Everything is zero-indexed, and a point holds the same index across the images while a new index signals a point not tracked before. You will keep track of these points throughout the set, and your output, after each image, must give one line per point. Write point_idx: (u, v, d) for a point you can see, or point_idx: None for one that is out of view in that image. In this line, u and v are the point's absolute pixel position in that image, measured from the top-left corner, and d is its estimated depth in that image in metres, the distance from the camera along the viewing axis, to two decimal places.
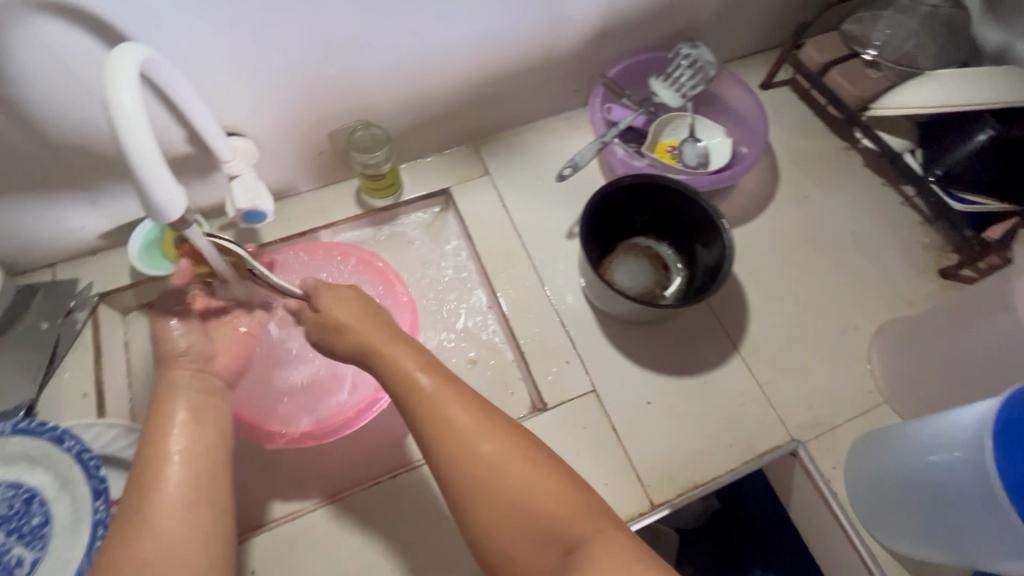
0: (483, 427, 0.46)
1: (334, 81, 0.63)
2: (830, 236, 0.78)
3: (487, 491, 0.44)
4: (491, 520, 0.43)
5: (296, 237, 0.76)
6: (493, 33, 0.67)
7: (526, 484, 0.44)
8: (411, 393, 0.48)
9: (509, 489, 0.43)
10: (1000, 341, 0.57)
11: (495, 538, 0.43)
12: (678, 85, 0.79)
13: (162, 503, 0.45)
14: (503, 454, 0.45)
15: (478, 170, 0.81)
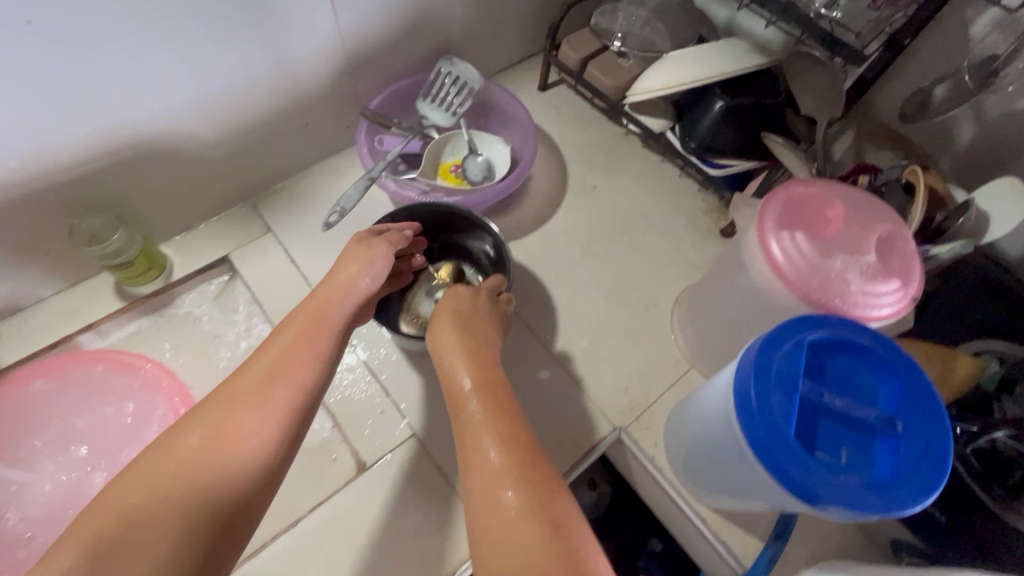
0: (487, 430, 0.43)
1: (21, 175, 0.55)
2: (621, 221, 0.82)
3: (481, 496, 0.40)
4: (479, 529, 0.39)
5: (51, 349, 0.66)
6: (217, 87, 0.62)
7: (503, 481, 0.40)
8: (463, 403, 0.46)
9: (487, 494, 0.39)
10: (747, 298, 0.61)
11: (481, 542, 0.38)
12: (446, 105, 0.77)
13: (161, 461, 0.38)
14: (503, 449, 0.42)
15: (261, 227, 0.76)
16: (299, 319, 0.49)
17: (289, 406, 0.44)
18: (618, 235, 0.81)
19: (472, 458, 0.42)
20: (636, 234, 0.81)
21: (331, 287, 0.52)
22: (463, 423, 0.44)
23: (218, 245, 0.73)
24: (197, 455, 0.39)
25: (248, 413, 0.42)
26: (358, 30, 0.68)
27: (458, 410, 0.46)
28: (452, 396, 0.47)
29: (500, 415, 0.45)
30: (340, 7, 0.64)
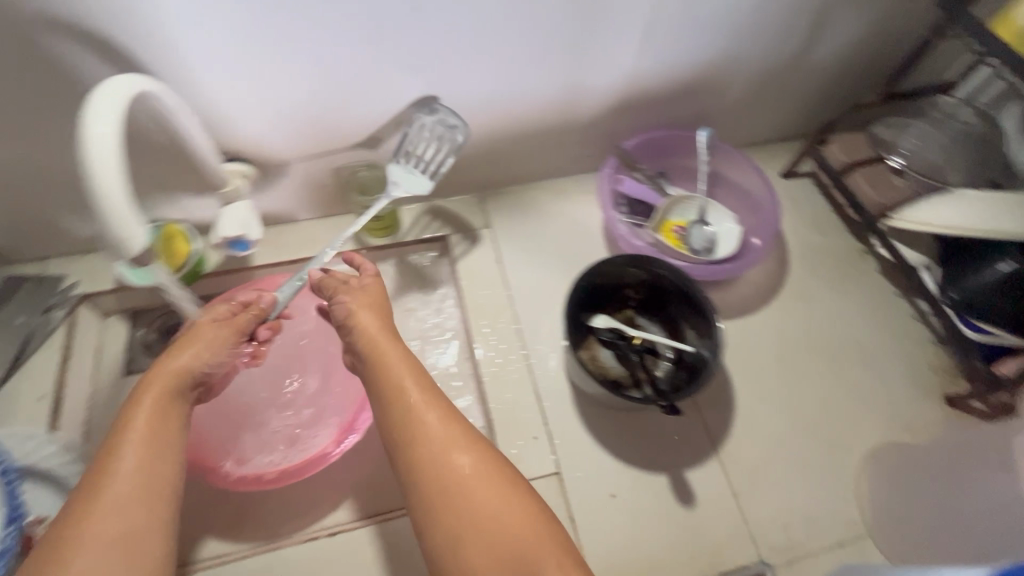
0: (456, 450, 0.48)
1: (340, 122, 0.63)
2: (831, 342, 0.75)
3: (450, 489, 0.46)
4: (434, 513, 0.46)
5: (287, 264, 0.75)
6: (511, 93, 0.66)
7: (484, 496, 0.46)
8: (411, 397, 0.51)
9: (474, 498, 0.46)
10: None
11: (444, 532, 0.45)
12: (419, 161, 0.66)
13: (107, 498, 0.43)
14: (483, 475, 0.47)
15: (480, 222, 0.80)
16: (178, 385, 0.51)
17: (162, 453, 0.47)
18: (823, 357, 0.74)
19: (433, 458, 0.48)
20: (845, 364, 0.73)
21: (185, 352, 0.52)
22: (414, 423, 0.49)
23: (444, 224, 0.79)
24: (135, 492, 0.44)
25: (149, 462, 0.46)
26: (648, 76, 0.69)
27: (390, 397, 0.51)
28: (395, 382, 0.52)
29: (456, 423, 0.50)
30: (646, 53, 0.65)
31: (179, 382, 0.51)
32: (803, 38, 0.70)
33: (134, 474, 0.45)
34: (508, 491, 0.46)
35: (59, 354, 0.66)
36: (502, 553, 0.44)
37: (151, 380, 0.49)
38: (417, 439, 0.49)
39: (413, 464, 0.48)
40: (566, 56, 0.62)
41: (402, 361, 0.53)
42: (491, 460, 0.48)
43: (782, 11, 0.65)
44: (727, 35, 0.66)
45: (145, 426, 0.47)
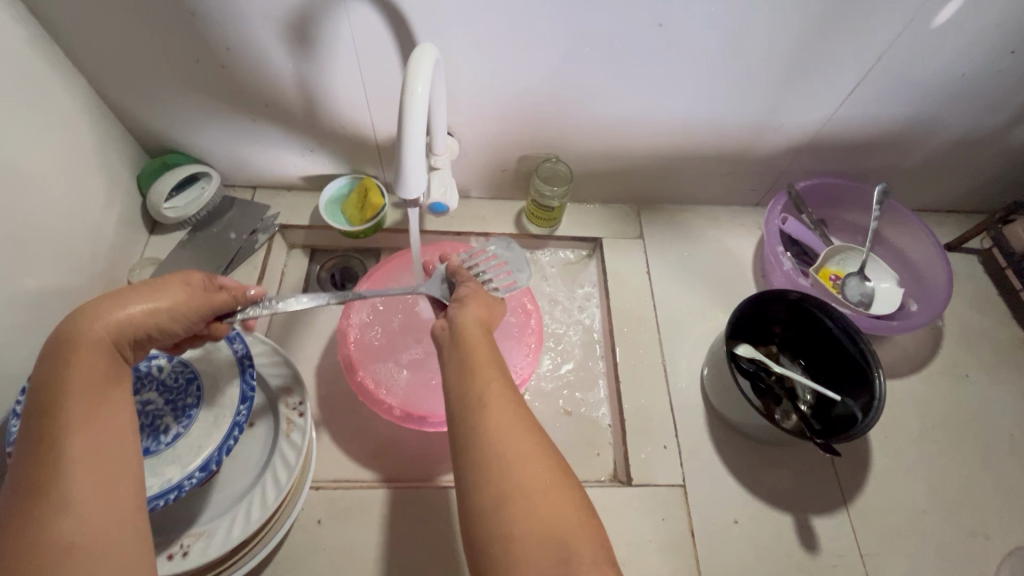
0: (517, 435, 0.41)
1: (547, 116, 0.68)
2: (983, 427, 0.71)
3: (507, 466, 0.40)
4: (481, 489, 0.39)
5: (453, 234, 0.81)
6: (708, 116, 0.69)
7: (540, 480, 0.39)
8: (475, 378, 0.45)
9: (529, 484, 0.39)
10: None
11: (491, 511, 0.39)
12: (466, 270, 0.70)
13: (69, 458, 0.38)
14: (534, 460, 0.40)
15: (633, 231, 0.83)
16: (101, 337, 0.43)
17: (109, 386, 0.43)
18: (972, 440, 0.70)
19: (495, 433, 0.41)
20: (996, 453, 0.70)
21: (102, 316, 0.44)
22: (483, 401, 0.43)
23: (600, 228, 0.82)
24: (99, 446, 0.40)
25: (101, 408, 0.41)
26: (844, 122, 0.70)
27: (459, 376, 0.46)
28: (469, 358, 0.47)
29: (525, 413, 0.43)
30: (852, 99, 0.67)
31: (124, 331, 0.44)
32: (1016, 112, 0.69)
33: (85, 424, 0.40)
34: (563, 491, 0.40)
35: (257, 271, 0.75)
36: (545, 553, 0.36)
37: (90, 330, 0.43)
38: (485, 411, 0.43)
39: (476, 438, 0.41)
40: (776, 90, 0.65)
41: (481, 341, 0.49)
42: (545, 449, 0.42)
43: (1005, 80, 0.65)
44: (938, 96, 0.67)
45: (87, 369, 0.42)
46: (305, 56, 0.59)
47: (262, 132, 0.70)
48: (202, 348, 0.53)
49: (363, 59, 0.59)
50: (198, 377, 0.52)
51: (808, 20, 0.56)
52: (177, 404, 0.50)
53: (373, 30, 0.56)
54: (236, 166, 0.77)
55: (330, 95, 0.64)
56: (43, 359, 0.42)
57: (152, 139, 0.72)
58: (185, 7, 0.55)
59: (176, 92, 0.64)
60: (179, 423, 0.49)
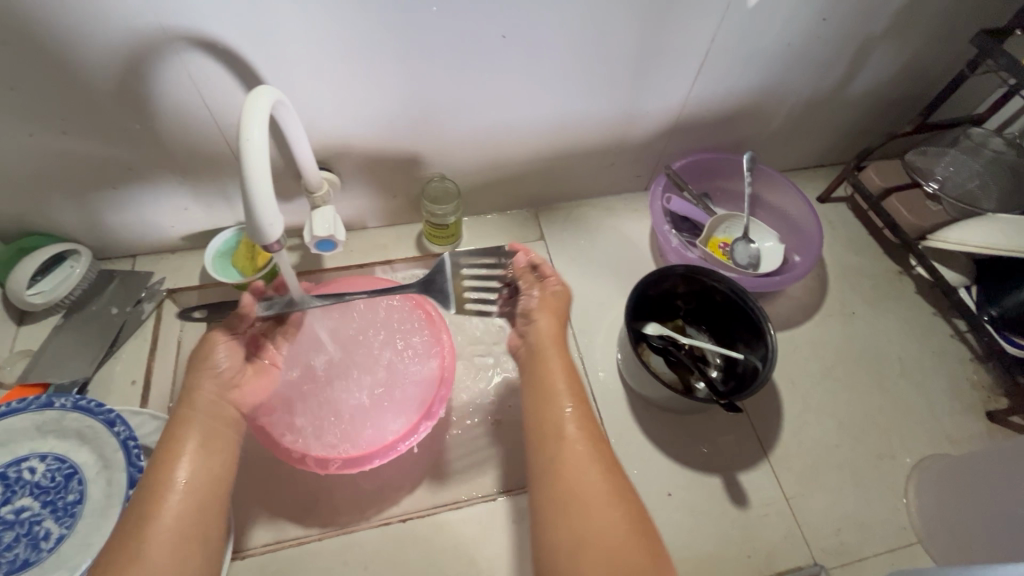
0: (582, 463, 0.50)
1: (420, 138, 0.69)
2: (874, 357, 0.78)
3: (559, 484, 0.49)
4: (543, 497, 0.50)
5: (356, 268, 0.80)
6: (575, 115, 0.72)
7: (599, 504, 0.47)
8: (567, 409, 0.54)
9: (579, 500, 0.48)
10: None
11: (554, 524, 0.48)
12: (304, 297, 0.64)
13: (146, 554, 0.43)
14: (585, 484, 0.49)
15: (534, 234, 0.85)
16: (197, 415, 0.51)
17: (205, 503, 0.48)
18: (867, 370, 0.76)
19: (609, 462, 0.51)
20: (889, 377, 0.76)
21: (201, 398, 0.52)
22: (564, 432, 0.52)
23: (501, 236, 0.84)
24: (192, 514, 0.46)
25: (189, 507, 0.46)
26: (699, 102, 0.75)
27: (550, 403, 0.55)
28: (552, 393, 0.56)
29: (603, 448, 0.51)
30: (701, 80, 0.72)
31: (203, 417, 0.51)
32: (843, 71, 0.76)
33: (180, 515, 0.46)
34: (622, 511, 0.47)
35: (147, 343, 0.71)
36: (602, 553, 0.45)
37: (184, 418, 0.50)
38: (562, 450, 0.51)
39: (550, 467, 0.51)
40: (631, 82, 0.69)
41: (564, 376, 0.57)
42: (615, 486, 0.49)
43: (825, 45, 0.72)
44: (774, 66, 0.73)
45: (180, 471, 0.47)
46: (149, 111, 0.57)
47: (126, 197, 0.67)
48: (78, 439, 0.49)
49: (213, 106, 0.58)
50: (77, 470, 0.48)
51: (638, 16, 0.60)
52: (57, 504, 0.47)
53: (215, 76, 0.55)
54: (107, 237, 0.72)
55: (192, 150, 0.62)
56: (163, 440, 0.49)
57: (5, 225, 0.67)
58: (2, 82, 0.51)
59: (18, 172, 0.60)
60: (61, 525, 0.46)
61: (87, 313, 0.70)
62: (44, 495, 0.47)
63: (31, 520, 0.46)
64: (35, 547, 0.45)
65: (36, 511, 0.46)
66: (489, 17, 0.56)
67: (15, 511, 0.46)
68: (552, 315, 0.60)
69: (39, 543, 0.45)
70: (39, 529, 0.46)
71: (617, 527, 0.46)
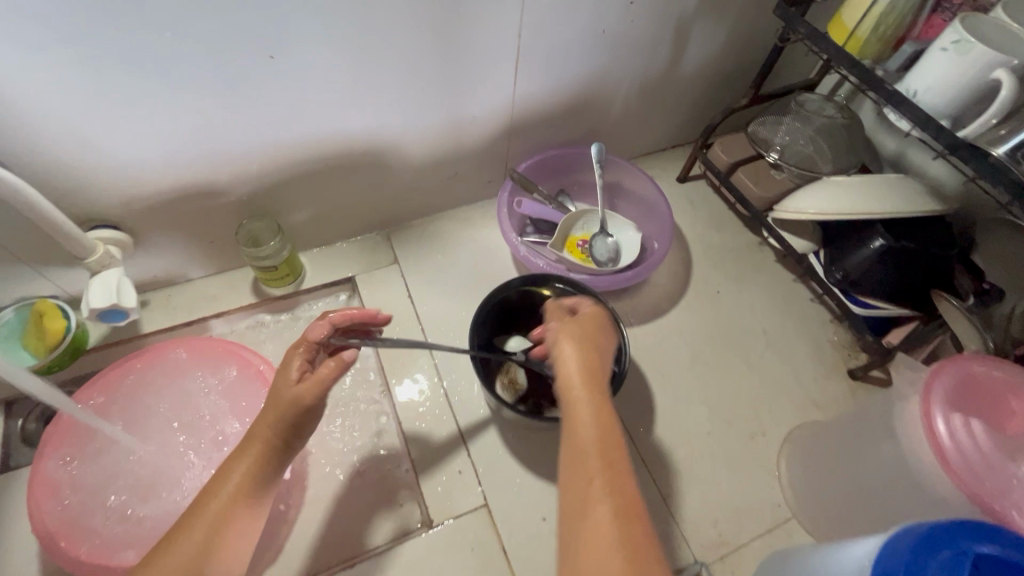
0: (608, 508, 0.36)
1: (217, 174, 0.61)
2: (740, 334, 0.78)
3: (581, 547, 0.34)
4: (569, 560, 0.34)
5: (182, 327, 0.71)
6: (395, 129, 0.66)
7: None
8: (588, 464, 0.38)
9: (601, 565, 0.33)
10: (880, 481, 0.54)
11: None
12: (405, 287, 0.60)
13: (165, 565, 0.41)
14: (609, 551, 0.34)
15: (387, 259, 0.79)
16: (264, 437, 0.47)
17: (240, 520, 0.45)
18: (734, 349, 0.76)
19: (627, 547, 0.33)
20: (755, 352, 0.77)
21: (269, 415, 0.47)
22: (588, 479, 0.37)
23: (349, 266, 0.78)
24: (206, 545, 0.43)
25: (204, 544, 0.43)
26: (530, 99, 0.72)
27: (575, 457, 0.39)
28: (570, 410, 0.42)
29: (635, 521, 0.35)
30: (524, 77, 0.68)
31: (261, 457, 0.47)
32: (668, 53, 0.75)
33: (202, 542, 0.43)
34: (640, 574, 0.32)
35: None
36: None
37: (243, 455, 0.47)
38: (587, 514, 0.35)
39: (569, 548, 0.35)
40: (443, 88, 0.64)
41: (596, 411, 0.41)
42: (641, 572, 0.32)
43: (642, 29, 0.70)
44: (596, 55, 0.70)
45: (238, 470, 0.46)
46: None
47: None
48: None
49: None
50: None
51: (427, 19, 0.55)
52: None
53: None
54: None
55: None
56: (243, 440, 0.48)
57: None
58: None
59: None
60: None
61: None
62: None
63: None
64: None
65: None
66: (244, 34, 0.49)
67: None
68: (580, 325, 0.48)
69: None
70: None
71: None
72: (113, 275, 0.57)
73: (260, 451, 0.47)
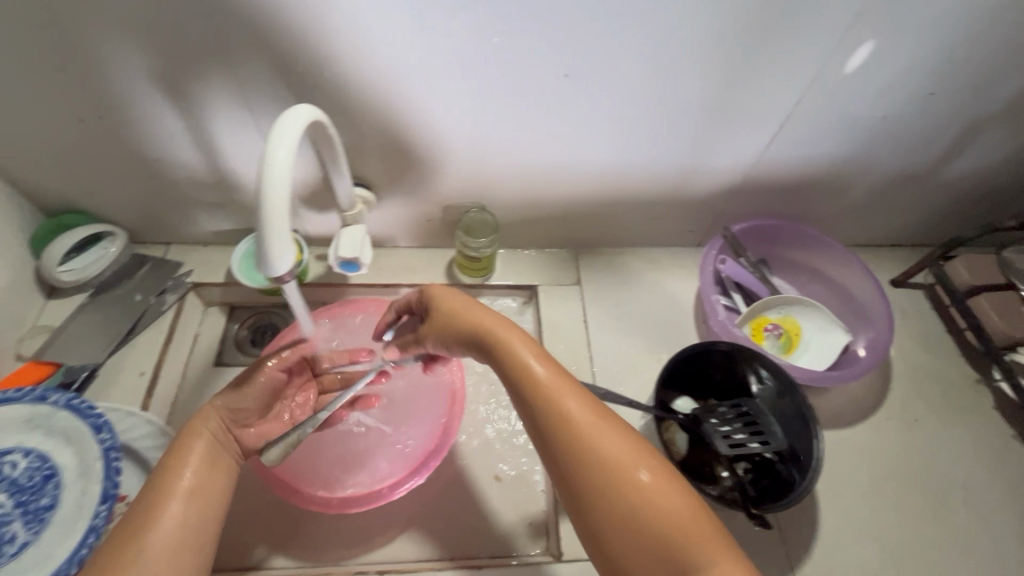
0: (606, 436, 0.41)
1: (466, 164, 0.65)
2: (934, 478, 0.68)
3: (610, 473, 0.40)
4: (593, 502, 0.40)
5: (380, 287, 0.77)
6: (633, 160, 0.66)
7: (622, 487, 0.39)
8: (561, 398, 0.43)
9: (642, 490, 0.39)
10: None
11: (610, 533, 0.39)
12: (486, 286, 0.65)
13: (148, 546, 0.40)
14: (628, 458, 0.40)
15: (570, 278, 0.80)
16: (220, 406, 0.51)
17: (210, 491, 0.45)
18: (923, 492, 0.67)
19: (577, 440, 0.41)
20: (948, 504, 0.67)
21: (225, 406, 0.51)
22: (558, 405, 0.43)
23: (535, 275, 0.79)
24: (183, 525, 0.42)
25: (194, 504, 0.44)
26: (774, 164, 0.68)
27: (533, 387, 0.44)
28: (519, 362, 0.46)
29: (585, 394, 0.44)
30: (779, 141, 0.65)
31: (212, 430, 0.48)
32: (940, 152, 0.68)
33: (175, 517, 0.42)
34: (676, 491, 0.40)
35: (162, 335, 0.69)
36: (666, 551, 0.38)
37: (188, 434, 0.47)
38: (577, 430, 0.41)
39: (570, 443, 0.41)
40: (697, 135, 0.63)
41: (517, 334, 0.48)
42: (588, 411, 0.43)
43: (927, 120, 0.63)
44: (863, 136, 0.65)
45: (189, 448, 0.46)
46: (195, 109, 0.56)
47: (164, 189, 0.67)
48: (64, 439, 0.47)
49: (258, 112, 0.57)
50: (57, 473, 0.46)
51: (719, 70, 0.55)
52: (28, 506, 0.44)
53: (262, 81, 0.53)
54: (142, 223, 0.72)
55: (232, 149, 0.61)
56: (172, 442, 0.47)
57: (47, 199, 0.67)
58: (41, 53, 0.50)
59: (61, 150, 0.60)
60: (27, 530, 0.43)
61: (114, 296, 0.70)
62: (17, 493, 0.45)
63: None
64: None
65: (5, 510, 0.44)
66: (552, 52, 0.52)
67: None
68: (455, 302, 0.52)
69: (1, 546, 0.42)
70: (5, 532, 0.43)
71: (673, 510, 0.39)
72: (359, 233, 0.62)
73: (208, 432, 0.48)
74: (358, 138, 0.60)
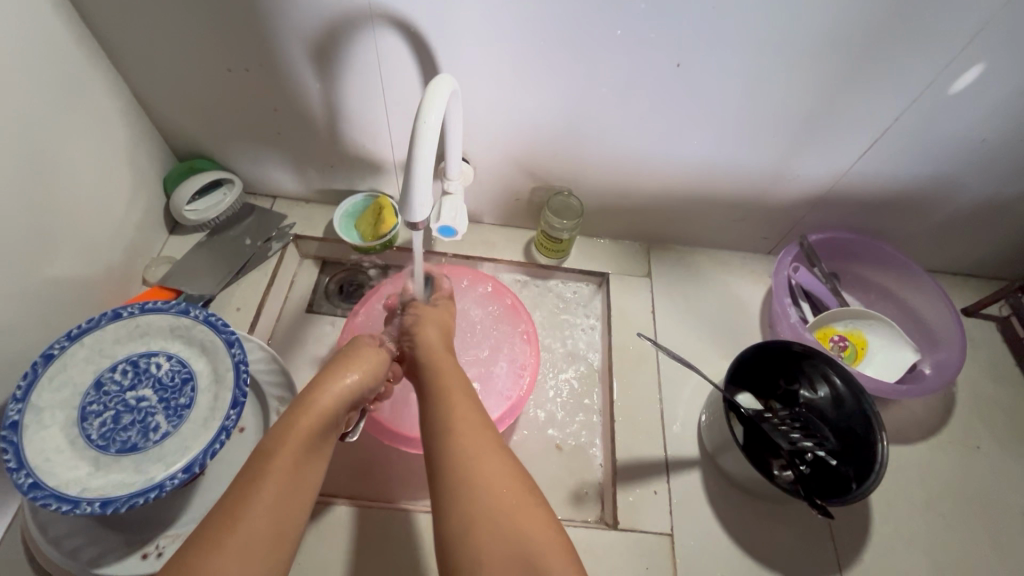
0: (487, 455, 0.44)
1: (563, 149, 0.69)
2: (992, 504, 0.69)
3: (476, 487, 0.42)
4: (454, 501, 0.42)
5: (462, 258, 0.82)
6: (722, 161, 0.69)
7: (504, 491, 0.42)
8: (454, 401, 0.48)
9: (498, 498, 0.41)
10: None
11: (471, 549, 0.40)
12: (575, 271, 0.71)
13: (246, 520, 0.39)
14: (504, 481, 0.43)
15: (641, 269, 0.83)
16: (342, 389, 0.50)
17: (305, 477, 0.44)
18: (980, 518, 0.68)
19: (471, 441, 0.45)
20: (1004, 530, 0.67)
21: (334, 386, 0.49)
22: (443, 393, 0.49)
23: (608, 263, 0.83)
24: (280, 502, 0.41)
25: (281, 500, 0.41)
26: (860, 178, 0.70)
27: (441, 394, 0.49)
28: (446, 395, 0.49)
29: (473, 403, 0.49)
30: (868, 156, 0.67)
31: (319, 428, 0.46)
32: None
33: (273, 501, 0.41)
34: (530, 506, 0.42)
35: (266, 278, 0.76)
36: (490, 528, 0.40)
37: (293, 426, 0.45)
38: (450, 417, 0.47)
39: (445, 429, 0.46)
40: (790, 141, 0.65)
41: (451, 378, 0.51)
42: (491, 436, 0.46)
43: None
44: (957, 159, 0.66)
45: (304, 424, 0.46)
46: (332, 74, 0.62)
47: (285, 146, 0.73)
48: (200, 350, 0.55)
49: (387, 81, 0.62)
50: (193, 378, 0.54)
51: (827, 77, 0.57)
52: (169, 403, 0.53)
53: (396, 53, 0.59)
54: (257, 176, 0.79)
55: (353, 114, 0.67)
56: (286, 412, 0.47)
57: (181, 144, 0.75)
58: (212, 10, 0.56)
59: (205, 100, 0.67)
60: (168, 422, 0.52)
61: (226, 238, 0.77)
62: (160, 391, 0.53)
63: (147, 411, 0.52)
64: (144, 436, 0.51)
65: (152, 403, 0.52)
66: (664, 50, 0.56)
67: (136, 398, 0.52)
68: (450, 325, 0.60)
69: (148, 433, 0.51)
70: (150, 421, 0.52)
71: (476, 468, 0.43)
72: (459, 202, 0.65)
73: (320, 413, 0.47)
74: (470, 116, 0.66)
